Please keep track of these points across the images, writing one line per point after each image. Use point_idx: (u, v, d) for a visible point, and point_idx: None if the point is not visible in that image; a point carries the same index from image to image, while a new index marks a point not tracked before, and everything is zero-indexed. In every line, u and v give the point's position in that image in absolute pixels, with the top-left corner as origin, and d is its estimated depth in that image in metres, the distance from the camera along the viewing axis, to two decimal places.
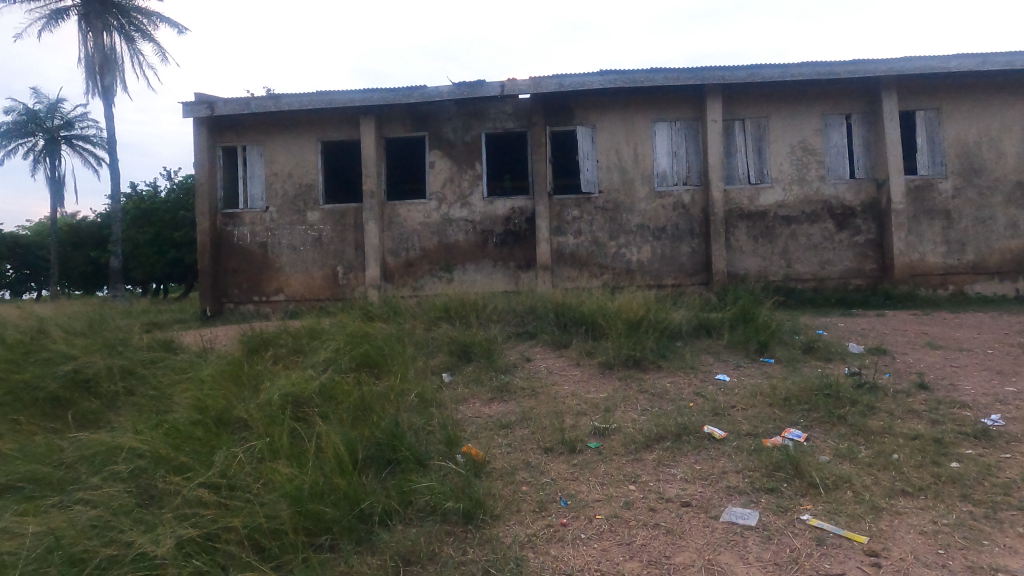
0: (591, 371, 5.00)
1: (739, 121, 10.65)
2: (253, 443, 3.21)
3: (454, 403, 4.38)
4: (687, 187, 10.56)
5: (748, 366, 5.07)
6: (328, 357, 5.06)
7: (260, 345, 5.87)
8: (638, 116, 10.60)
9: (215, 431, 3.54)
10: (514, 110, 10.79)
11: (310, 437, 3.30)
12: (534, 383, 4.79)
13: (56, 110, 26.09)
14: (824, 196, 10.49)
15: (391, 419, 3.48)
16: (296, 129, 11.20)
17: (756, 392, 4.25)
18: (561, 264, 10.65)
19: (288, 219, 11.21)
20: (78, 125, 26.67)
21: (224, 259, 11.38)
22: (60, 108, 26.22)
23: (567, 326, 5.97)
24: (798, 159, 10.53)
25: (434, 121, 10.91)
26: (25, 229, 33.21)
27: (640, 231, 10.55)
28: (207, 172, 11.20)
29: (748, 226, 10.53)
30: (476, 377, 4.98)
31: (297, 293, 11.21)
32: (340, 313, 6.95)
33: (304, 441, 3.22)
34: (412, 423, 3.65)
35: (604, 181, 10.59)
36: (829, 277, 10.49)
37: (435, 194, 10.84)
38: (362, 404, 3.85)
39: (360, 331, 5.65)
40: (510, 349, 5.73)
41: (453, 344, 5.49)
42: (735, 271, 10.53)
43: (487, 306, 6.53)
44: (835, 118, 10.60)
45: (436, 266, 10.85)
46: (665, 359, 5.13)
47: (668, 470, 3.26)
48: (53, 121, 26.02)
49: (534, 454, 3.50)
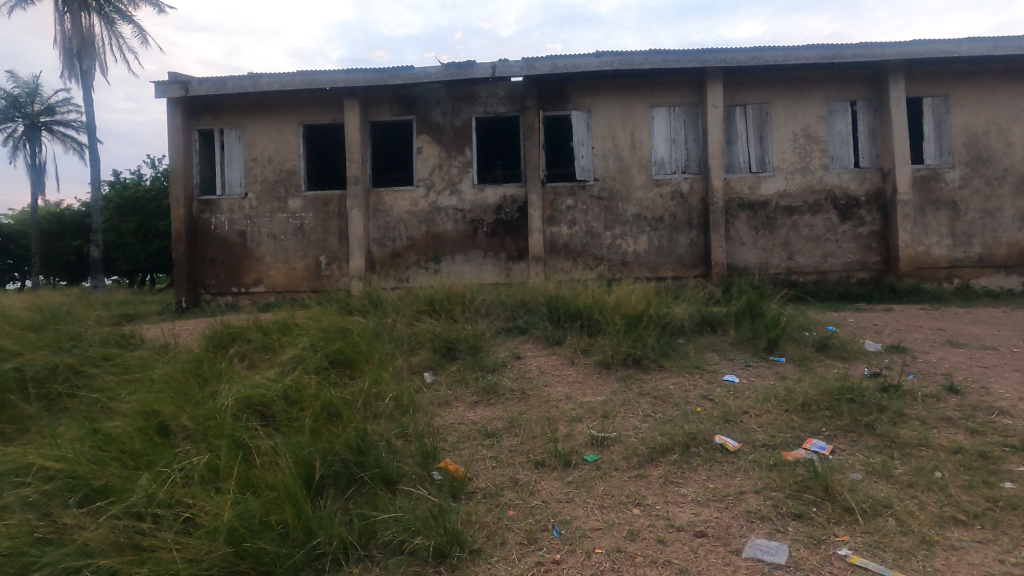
0: (587, 371, 4.56)
1: (740, 107, 10.22)
2: (192, 459, 2.76)
3: (435, 408, 3.95)
4: (686, 176, 10.12)
5: (758, 365, 4.67)
6: (299, 354, 4.62)
7: (229, 341, 5.41)
8: (636, 101, 10.12)
9: (155, 441, 3.09)
10: (506, 93, 10.28)
11: (261, 451, 2.85)
12: (524, 385, 4.35)
13: (36, 95, 25.32)
14: (828, 185, 10.09)
15: (358, 429, 3.04)
16: (277, 112, 10.65)
17: (770, 396, 3.86)
18: (555, 255, 10.19)
19: (267, 207, 10.67)
20: (59, 111, 25.90)
21: (200, 248, 10.83)
22: (40, 93, 25.46)
23: (561, 321, 5.55)
24: (801, 147, 10.12)
25: (422, 104, 10.38)
26: (6, 218, 32.42)
27: (637, 220, 10.10)
28: (181, 157, 10.63)
29: (749, 217, 10.12)
30: (460, 377, 4.55)
31: (277, 284, 10.68)
32: (317, 306, 6.50)
33: (252, 458, 2.79)
34: (384, 435, 3.22)
35: (600, 168, 10.13)
36: (831, 270, 10.11)
37: (423, 180, 10.33)
38: (328, 411, 3.41)
39: (337, 327, 5.22)
40: (499, 345, 5.29)
41: (436, 340, 5.04)
42: (735, 264, 10.13)
43: (475, 298, 6.09)
44: (840, 104, 10.19)
45: (423, 256, 10.36)
46: (668, 359, 4.70)
47: (676, 490, 2.83)
48: (34, 106, 25.23)
49: (523, 470, 3.06)
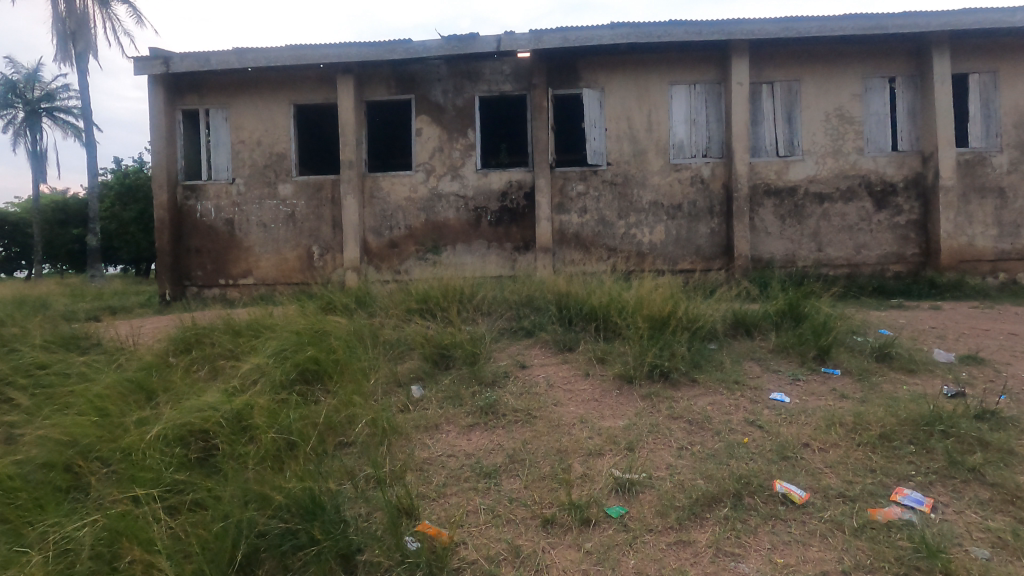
0: (605, 386, 3.81)
1: (767, 85, 9.36)
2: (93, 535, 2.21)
3: (418, 435, 3.24)
4: (707, 160, 9.29)
5: (810, 380, 3.91)
6: (266, 361, 3.97)
7: (195, 341, 4.76)
8: (653, 78, 9.27)
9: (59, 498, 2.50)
10: (512, 70, 9.45)
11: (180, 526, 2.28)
12: (529, 403, 3.62)
13: (35, 80, 24.60)
14: (863, 170, 9.23)
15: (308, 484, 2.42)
16: (266, 91, 9.89)
17: (834, 424, 3.12)
18: (564, 246, 9.42)
19: (256, 193, 9.95)
20: (59, 96, 25.21)
21: (186, 237, 10.15)
22: (40, 79, 24.73)
23: (573, 323, 4.81)
24: (834, 128, 9.25)
25: (421, 82, 9.58)
26: (13, 206, 32.10)
27: (653, 208, 9.30)
28: (164, 139, 9.92)
29: (775, 205, 9.30)
30: (453, 393, 3.82)
31: (266, 276, 9.99)
32: (301, 302, 5.82)
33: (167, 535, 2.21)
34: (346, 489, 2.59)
35: (613, 152, 9.32)
36: (865, 263, 9.28)
37: (423, 165, 9.55)
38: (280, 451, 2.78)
39: (315, 329, 4.55)
40: (501, 351, 4.55)
41: (428, 346, 4.30)
42: (759, 256, 9.32)
43: (475, 294, 5.37)
44: (878, 81, 9.29)
45: (423, 246, 9.61)
46: (700, 371, 3.95)
47: (734, 568, 2.17)
48: (33, 92, 24.54)
49: (530, 532, 2.37)
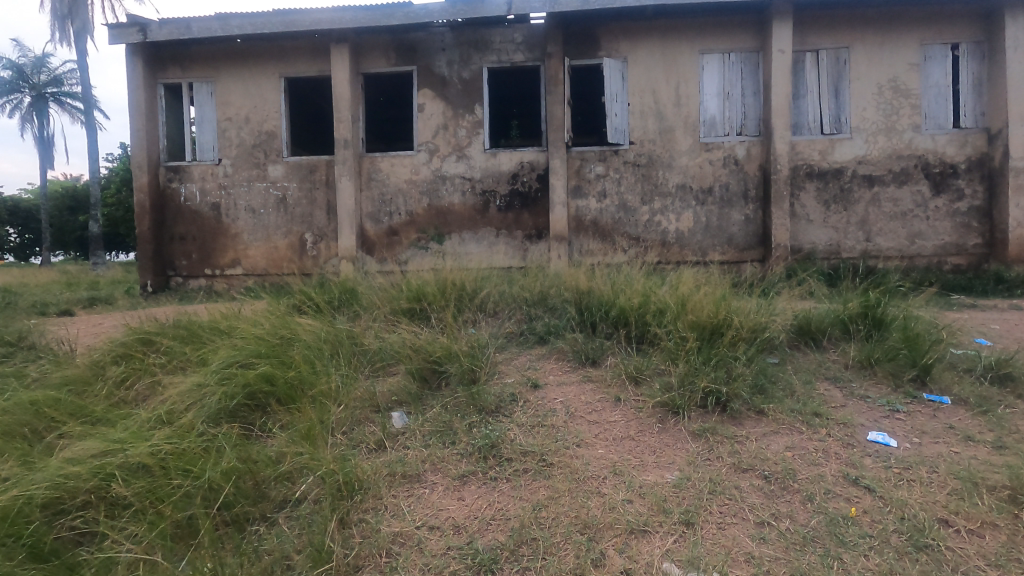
0: (644, 419, 2.91)
1: (811, 54, 8.26)
2: None
3: (391, 492, 2.43)
4: (742, 139, 8.24)
5: (914, 413, 2.97)
6: (206, 376, 3.15)
7: (136, 345, 3.93)
8: (682, 46, 8.22)
9: None
10: (525, 38, 8.43)
11: None
12: (544, 443, 2.72)
13: (43, 65, 23.80)
14: (919, 149, 8.13)
15: None
16: (254, 64, 8.99)
17: (976, 490, 2.24)
18: (581, 234, 8.45)
19: (244, 175, 9.09)
20: (67, 81, 24.37)
21: (169, 223, 9.34)
22: (47, 63, 23.92)
23: (597, 329, 3.89)
24: (887, 103, 8.15)
25: (423, 52, 8.61)
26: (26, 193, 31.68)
27: (681, 192, 8.29)
28: (144, 116, 9.07)
29: (819, 188, 8.24)
30: (443, 426, 2.93)
31: (256, 266, 9.16)
32: (276, 299, 4.96)
33: None
34: None
35: (637, 129, 8.31)
36: (919, 255, 8.21)
37: (425, 144, 8.62)
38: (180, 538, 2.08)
39: (279, 336, 3.68)
40: (508, 364, 3.64)
41: (416, 359, 3.41)
42: (800, 246, 8.30)
43: (478, 291, 4.46)
44: (938, 49, 8.13)
45: (424, 234, 8.70)
46: (767, 398, 3.01)
47: None
48: (40, 77, 23.70)
49: None
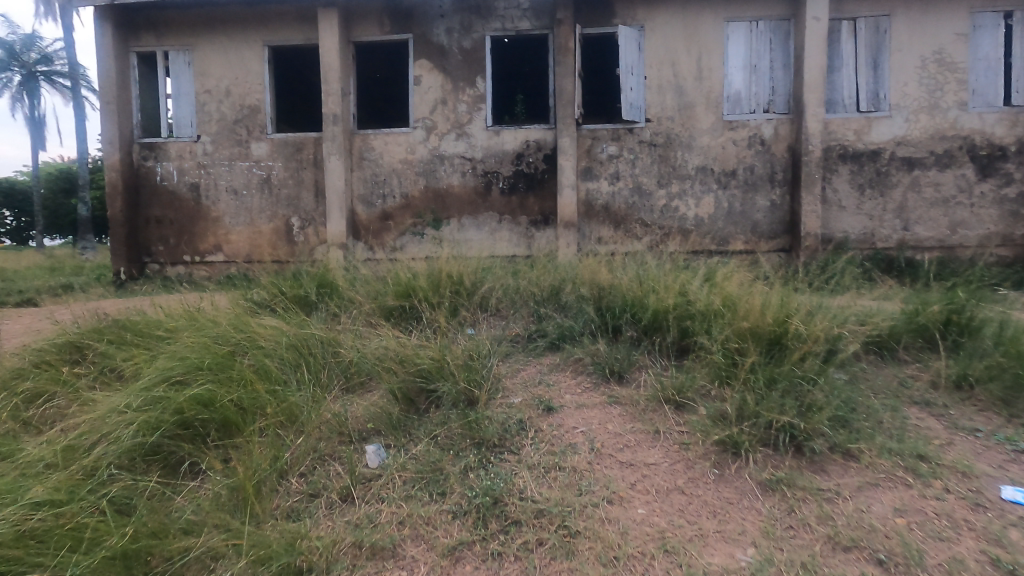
0: (697, 463, 2.22)
1: (847, 22, 7.42)
2: None
3: None
4: (770, 116, 7.45)
5: None
6: (126, 397, 2.45)
7: (63, 351, 3.24)
8: (706, 14, 7.39)
9: None
10: (532, 3, 7.59)
11: None
12: (566, 498, 2.04)
13: (34, 42, 22.29)
14: (966, 129, 7.30)
15: None
16: (233, 32, 8.18)
17: None
18: (591, 220, 7.71)
19: (225, 153, 8.33)
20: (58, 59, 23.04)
21: (145, 205, 8.60)
22: (38, 40, 22.48)
23: (621, 334, 3.18)
24: (931, 78, 7.31)
25: (419, 18, 7.80)
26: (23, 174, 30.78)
27: (701, 175, 7.53)
28: (115, 88, 8.30)
29: (853, 171, 7.45)
30: (429, 468, 2.23)
31: (238, 252, 8.44)
32: (243, 292, 4.25)
33: None
34: None
35: (654, 105, 7.52)
36: (961, 245, 7.42)
37: (421, 120, 7.84)
38: None
39: (230, 341, 2.97)
40: (514, 377, 2.93)
41: (397, 373, 2.68)
42: (831, 235, 7.53)
43: (477, 285, 3.74)
44: (990, 17, 7.25)
45: (419, 219, 7.97)
46: (853, 432, 2.31)
47: None
48: (30, 55, 21.99)
49: None
